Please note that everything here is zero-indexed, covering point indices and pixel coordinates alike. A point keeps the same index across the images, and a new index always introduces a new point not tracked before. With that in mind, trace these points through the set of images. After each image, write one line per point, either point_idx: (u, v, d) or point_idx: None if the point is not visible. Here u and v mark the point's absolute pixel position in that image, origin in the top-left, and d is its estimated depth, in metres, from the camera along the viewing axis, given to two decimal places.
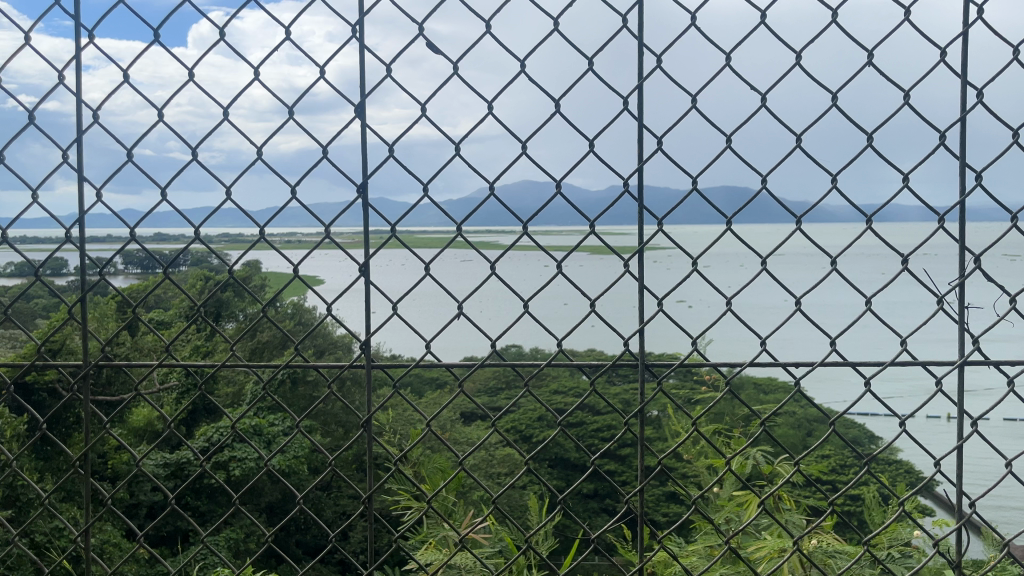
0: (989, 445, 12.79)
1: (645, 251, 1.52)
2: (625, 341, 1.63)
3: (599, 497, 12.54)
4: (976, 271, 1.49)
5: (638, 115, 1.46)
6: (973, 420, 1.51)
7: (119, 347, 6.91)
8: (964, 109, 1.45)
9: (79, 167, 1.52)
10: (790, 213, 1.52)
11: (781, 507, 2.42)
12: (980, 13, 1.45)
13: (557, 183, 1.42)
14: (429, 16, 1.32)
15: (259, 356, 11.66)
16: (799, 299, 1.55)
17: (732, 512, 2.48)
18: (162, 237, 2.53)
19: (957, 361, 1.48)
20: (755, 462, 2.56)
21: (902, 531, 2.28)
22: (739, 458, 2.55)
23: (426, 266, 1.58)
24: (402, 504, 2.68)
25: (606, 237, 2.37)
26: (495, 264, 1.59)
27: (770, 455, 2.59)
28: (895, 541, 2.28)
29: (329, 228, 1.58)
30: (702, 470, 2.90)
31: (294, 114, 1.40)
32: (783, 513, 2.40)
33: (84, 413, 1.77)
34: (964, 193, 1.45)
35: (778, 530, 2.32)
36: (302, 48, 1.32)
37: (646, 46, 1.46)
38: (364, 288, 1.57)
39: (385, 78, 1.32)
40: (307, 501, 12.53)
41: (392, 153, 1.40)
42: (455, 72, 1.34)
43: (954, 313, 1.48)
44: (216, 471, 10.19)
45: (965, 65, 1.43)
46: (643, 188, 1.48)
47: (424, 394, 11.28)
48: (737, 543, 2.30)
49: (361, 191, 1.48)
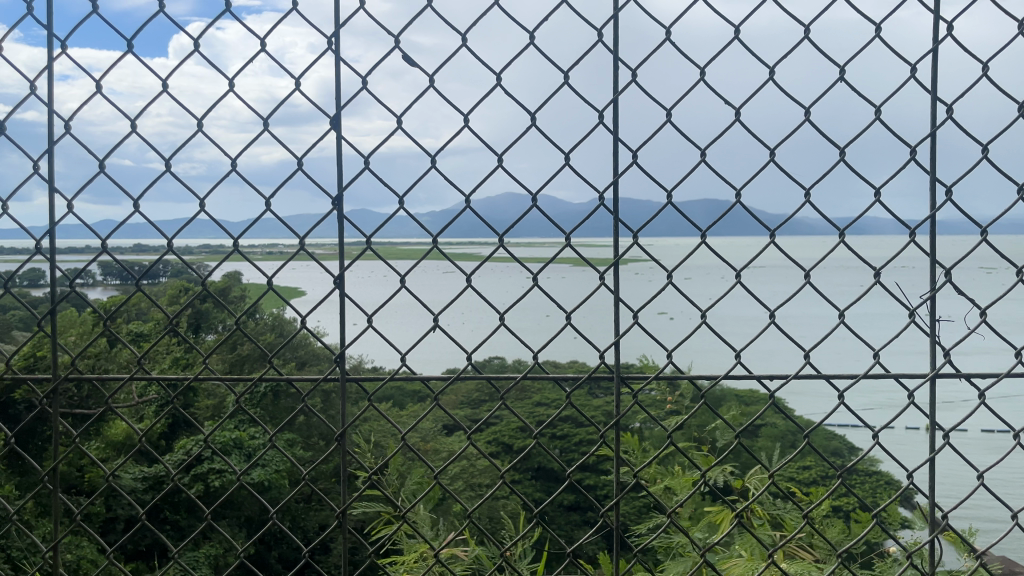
0: (963, 457, 12.88)
1: (620, 266, 1.52)
2: (600, 354, 1.61)
3: (581, 510, 12.46)
4: (946, 285, 1.50)
5: (613, 130, 1.47)
6: (946, 433, 1.52)
7: (100, 360, 6.82)
8: (934, 124, 1.47)
9: (49, 177, 1.51)
10: (764, 227, 1.53)
11: (754, 521, 2.45)
12: (948, 31, 1.48)
13: (533, 197, 1.44)
14: (403, 29, 1.36)
15: (238, 369, 11.53)
16: (774, 313, 1.53)
17: (705, 528, 2.50)
18: (140, 247, 2.51)
19: (928, 375, 1.49)
20: (726, 478, 2.60)
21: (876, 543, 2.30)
22: (709, 473, 2.59)
23: (401, 280, 1.55)
24: (380, 520, 2.64)
25: (591, 249, 2.36)
26: (470, 277, 1.57)
27: (742, 468, 2.62)
28: (868, 552, 2.31)
29: (303, 240, 1.58)
30: (677, 485, 2.91)
31: (268, 125, 1.37)
32: (757, 527, 2.42)
33: (54, 427, 1.74)
34: (934, 207, 1.47)
35: (750, 544, 2.34)
36: (279, 62, 1.37)
37: (620, 59, 1.47)
38: (338, 301, 1.55)
39: (360, 91, 1.36)
40: (279, 519, 12.26)
41: (368, 164, 1.42)
42: (429, 84, 1.38)
43: (924, 325, 1.49)
44: (193, 484, 10.06)
45: (934, 81, 1.45)
46: (617, 202, 1.48)
47: (405, 407, 11.18)
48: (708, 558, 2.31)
49: (337, 203, 1.48)
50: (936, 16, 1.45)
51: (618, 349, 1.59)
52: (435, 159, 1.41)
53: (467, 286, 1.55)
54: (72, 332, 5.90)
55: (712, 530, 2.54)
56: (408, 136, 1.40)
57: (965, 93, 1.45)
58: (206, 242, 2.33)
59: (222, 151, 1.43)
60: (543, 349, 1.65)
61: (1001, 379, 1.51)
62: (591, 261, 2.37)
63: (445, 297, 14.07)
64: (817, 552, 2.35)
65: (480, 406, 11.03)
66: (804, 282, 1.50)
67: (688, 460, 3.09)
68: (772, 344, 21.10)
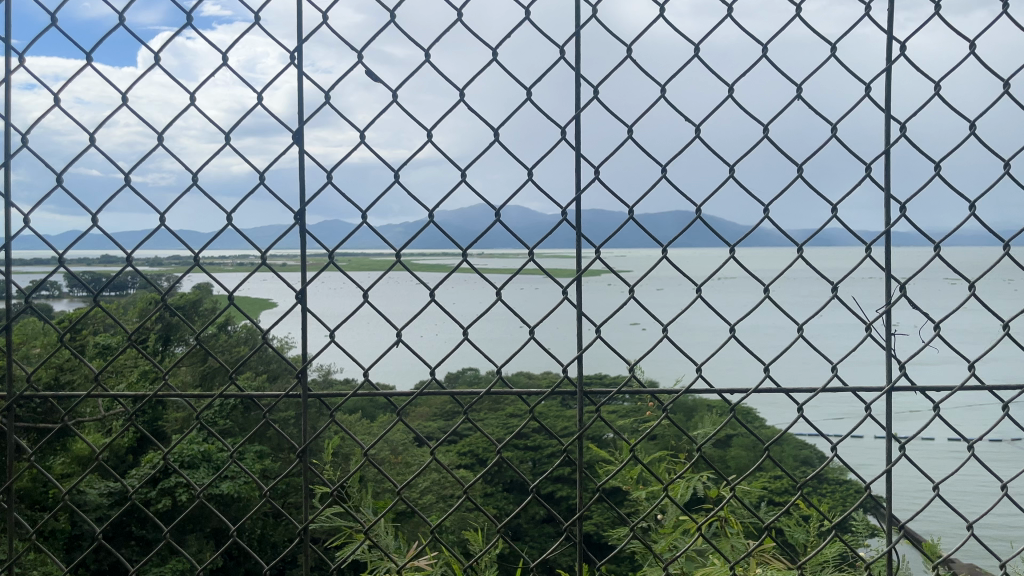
0: (922, 468, 13.08)
1: (583, 279, 1.53)
2: (562, 368, 1.61)
3: (550, 521, 12.40)
4: (902, 299, 1.52)
5: (575, 145, 1.49)
6: (902, 444, 1.54)
7: (63, 373, 6.65)
8: (888, 143, 1.50)
9: (5, 190, 1.48)
10: (724, 242, 1.55)
11: (726, 529, 2.47)
12: (902, 50, 1.51)
13: (496, 211, 1.45)
14: (366, 44, 1.39)
15: (205, 381, 11.31)
16: (734, 326, 1.54)
17: (677, 539, 2.51)
18: (100, 259, 2.46)
19: (884, 388, 1.51)
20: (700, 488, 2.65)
21: (844, 550, 2.33)
22: (682, 482, 2.61)
23: (363, 294, 1.53)
24: (345, 536, 2.61)
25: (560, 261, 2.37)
26: (434, 291, 1.55)
27: (715, 477, 2.64)
28: (836, 559, 2.34)
29: (266, 253, 1.56)
30: (648, 495, 2.92)
31: (230, 139, 1.38)
32: (728, 536, 2.45)
33: (8, 446, 1.70)
34: (889, 223, 1.50)
35: (721, 553, 2.37)
36: (241, 74, 1.39)
37: (583, 75, 1.49)
38: (300, 314, 1.54)
39: (323, 104, 1.40)
40: (240, 535, 12.01)
41: (331, 177, 1.42)
42: (392, 99, 1.40)
43: (881, 338, 1.51)
44: (160, 499, 9.83)
45: (887, 99, 1.49)
46: (580, 216, 1.50)
47: (375, 418, 11.04)
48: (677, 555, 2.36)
49: (298, 217, 1.47)
50: (889, 36, 1.49)
51: (580, 363, 1.59)
52: (398, 174, 1.42)
53: (430, 300, 1.54)
54: (33, 343, 5.74)
55: (685, 539, 2.55)
56: (372, 152, 1.42)
57: (916, 111, 1.49)
58: (168, 253, 2.28)
59: (183, 163, 1.42)
60: (507, 364, 1.65)
61: (955, 392, 1.53)
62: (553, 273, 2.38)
63: (411, 308, 13.94)
64: (788, 562, 2.37)
65: (447, 416, 10.92)
66: (763, 297, 1.51)
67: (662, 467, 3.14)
68: (737, 354, 21.25)
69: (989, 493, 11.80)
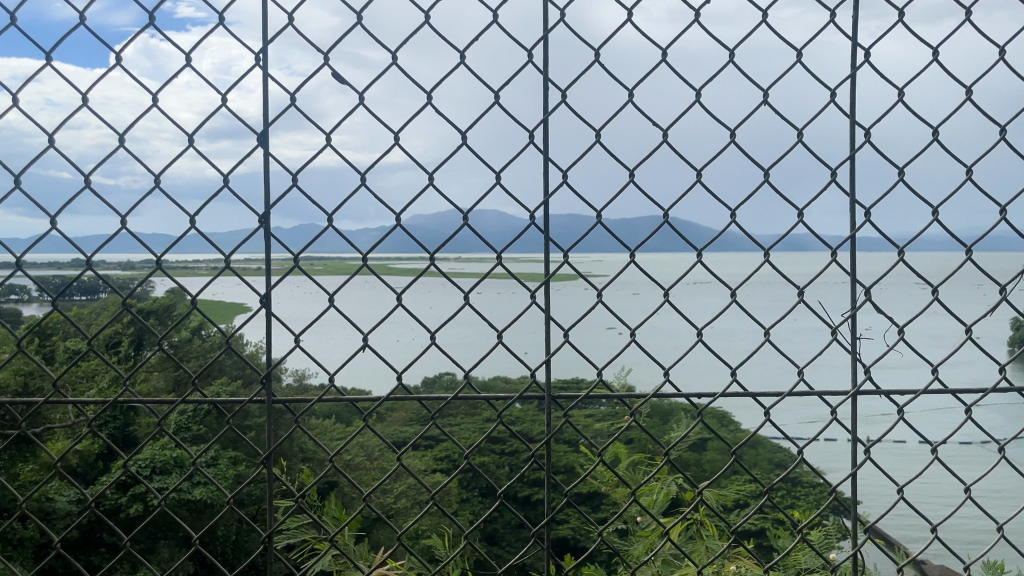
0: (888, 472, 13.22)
1: (551, 283, 1.52)
2: (531, 372, 1.61)
3: (522, 528, 12.33)
4: (867, 303, 1.53)
5: (543, 150, 1.49)
6: (867, 447, 1.55)
7: (29, 377, 6.48)
8: (852, 148, 1.52)
9: None
10: (691, 246, 1.55)
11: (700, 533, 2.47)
12: (866, 57, 1.53)
13: (464, 215, 1.44)
14: (332, 47, 1.38)
15: (176, 386, 11.13)
16: (701, 330, 1.55)
17: (652, 544, 2.50)
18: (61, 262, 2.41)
19: (850, 392, 1.52)
20: (674, 491, 2.66)
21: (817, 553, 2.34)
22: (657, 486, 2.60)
23: (329, 297, 1.52)
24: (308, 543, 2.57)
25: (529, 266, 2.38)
26: (401, 295, 1.54)
27: (690, 480, 2.62)
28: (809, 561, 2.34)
29: (229, 257, 1.54)
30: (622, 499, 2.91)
31: (192, 142, 1.37)
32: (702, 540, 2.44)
33: None
34: (853, 228, 1.52)
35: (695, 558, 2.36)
36: (205, 75, 1.38)
37: (551, 80, 1.49)
38: (265, 318, 1.52)
39: (287, 107, 1.39)
40: (205, 546, 11.80)
41: (295, 180, 1.41)
42: (359, 102, 1.40)
43: (846, 342, 1.52)
44: (129, 506, 9.61)
45: (852, 106, 1.50)
46: (548, 221, 1.50)
47: (350, 423, 10.94)
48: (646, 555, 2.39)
49: (263, 221, 1.46)
50: (853, 43, 1.51)
51: (548, 367, 1.59)
52: (365, 177, 1.43)
53: (397, 305, 1.52)
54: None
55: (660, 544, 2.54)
56: (339, 154, 1.42)
57: (879, 118, 1.51)
58: (131, 257, 2.24)
59: (144, 166, 1.40)
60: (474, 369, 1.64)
61: (919, 395, 1.54)
62: (522, 277, 2.38)
63: (376, 313, 13.86)
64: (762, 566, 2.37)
65: (417, 423, 10.84)
66: (730, 301, 1.52)
67: (638, 469, 3.17)
68: (705, 359, 21.37)
69: (951, 496, 11.95)
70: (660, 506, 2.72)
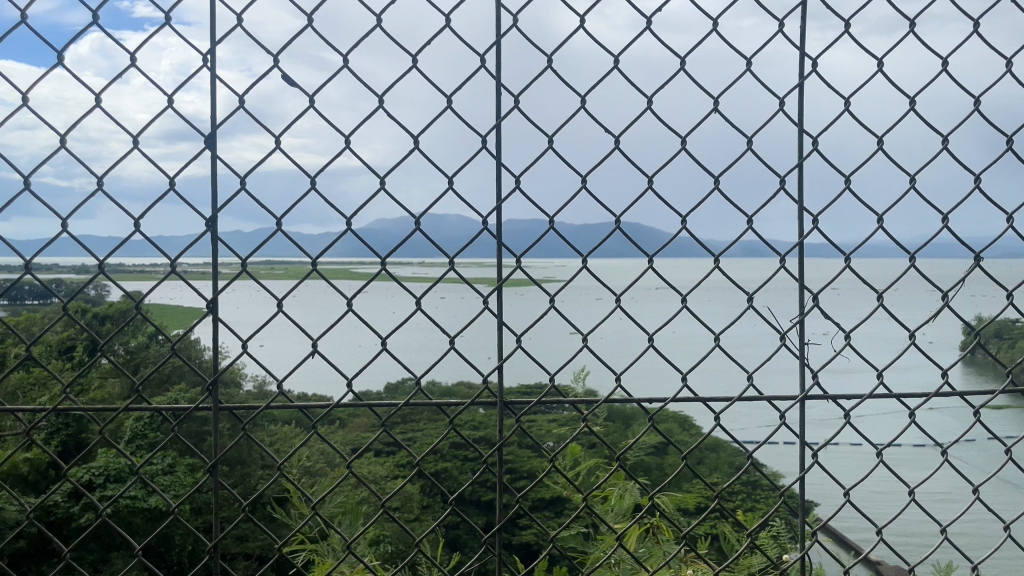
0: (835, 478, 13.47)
1: (504, 288, 1.52)
2: (482, 376, 1.60)
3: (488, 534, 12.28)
4: (814, 308, 1.55)
5: (496, 155, 1.49)
6: (814, 451, 1.57)
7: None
8: (800, 156, 1.54)
9: None
10: (644, 251, 1.56)
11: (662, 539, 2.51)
12: (812, 67, 1.56)
13: (417, 220, 1.44)
14: (282, 51, 1.37)
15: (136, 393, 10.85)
16: (652, 336, 1.55)
17: (612, 551, 2.55)
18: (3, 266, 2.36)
19: (798, 396, 1.54)
20: (635, 494, 2.70)
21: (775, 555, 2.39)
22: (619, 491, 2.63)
23: (279, 303, 1.49)
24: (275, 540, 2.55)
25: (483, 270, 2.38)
26: (352, 301, 1.52)
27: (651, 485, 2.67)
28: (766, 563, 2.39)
29: (175, 260, 1.52)
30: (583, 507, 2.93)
31: (138, 147, 1.36)
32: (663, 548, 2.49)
33: None
34: (801, 234, 1.54)
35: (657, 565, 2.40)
36: (150, 81, 1.37)
37: (503, 85, 1.49)
38: (212, 324, 1.50)
39: (238, 111, 1.39)
40: (162, 556, 11.53)
41: (245, 185, 1.40)
42: (308, 107, 1.39)
43: (794, 348, 1.54)
44: (86, 514, 9.36)
45: (800, 115, 1.53)
46: (501, 226, 1.49)
47: (316, 426, 10.80)
48: (597, 562, 2.43)
49: (209, 224, 1.44)
50: (801, 52, 1.53)
51: (501, 372, 1.58)
52: (315, 180, 1.42)
53: (347, 310, 1.50)
54: None
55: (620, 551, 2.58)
56: (289, 157, 1.41)
57: (825, 127, 1.53)
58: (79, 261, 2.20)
59: (88, 169, 1.39)
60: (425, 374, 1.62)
61: (865, 399, 1.56)
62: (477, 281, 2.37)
63: (326, 319, 13.67)
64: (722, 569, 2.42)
65: (383, 429, 10.74)
66: (680, 307, 1.52)
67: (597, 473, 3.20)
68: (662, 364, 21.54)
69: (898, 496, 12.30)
70: (616, 512, 2.76)
